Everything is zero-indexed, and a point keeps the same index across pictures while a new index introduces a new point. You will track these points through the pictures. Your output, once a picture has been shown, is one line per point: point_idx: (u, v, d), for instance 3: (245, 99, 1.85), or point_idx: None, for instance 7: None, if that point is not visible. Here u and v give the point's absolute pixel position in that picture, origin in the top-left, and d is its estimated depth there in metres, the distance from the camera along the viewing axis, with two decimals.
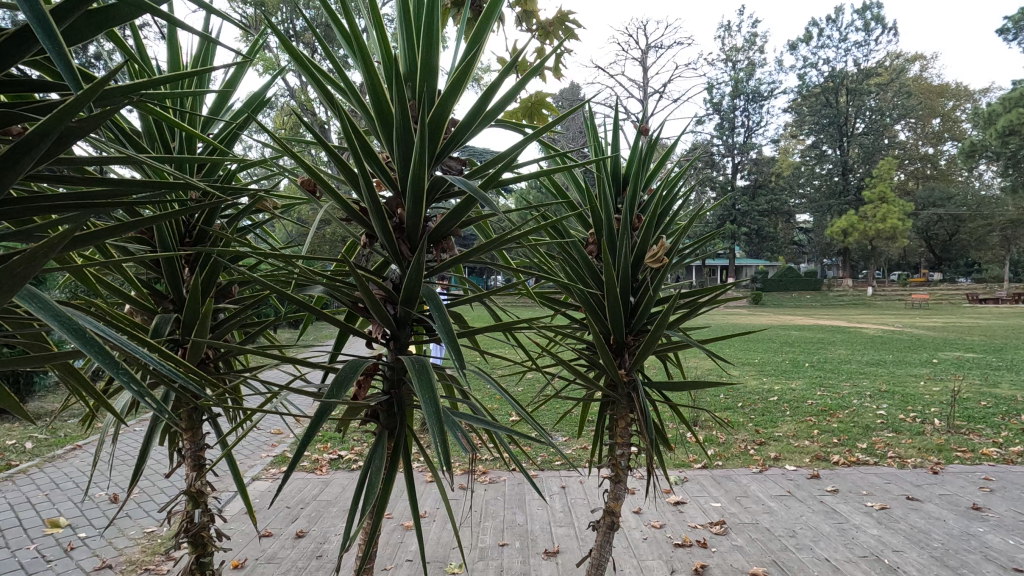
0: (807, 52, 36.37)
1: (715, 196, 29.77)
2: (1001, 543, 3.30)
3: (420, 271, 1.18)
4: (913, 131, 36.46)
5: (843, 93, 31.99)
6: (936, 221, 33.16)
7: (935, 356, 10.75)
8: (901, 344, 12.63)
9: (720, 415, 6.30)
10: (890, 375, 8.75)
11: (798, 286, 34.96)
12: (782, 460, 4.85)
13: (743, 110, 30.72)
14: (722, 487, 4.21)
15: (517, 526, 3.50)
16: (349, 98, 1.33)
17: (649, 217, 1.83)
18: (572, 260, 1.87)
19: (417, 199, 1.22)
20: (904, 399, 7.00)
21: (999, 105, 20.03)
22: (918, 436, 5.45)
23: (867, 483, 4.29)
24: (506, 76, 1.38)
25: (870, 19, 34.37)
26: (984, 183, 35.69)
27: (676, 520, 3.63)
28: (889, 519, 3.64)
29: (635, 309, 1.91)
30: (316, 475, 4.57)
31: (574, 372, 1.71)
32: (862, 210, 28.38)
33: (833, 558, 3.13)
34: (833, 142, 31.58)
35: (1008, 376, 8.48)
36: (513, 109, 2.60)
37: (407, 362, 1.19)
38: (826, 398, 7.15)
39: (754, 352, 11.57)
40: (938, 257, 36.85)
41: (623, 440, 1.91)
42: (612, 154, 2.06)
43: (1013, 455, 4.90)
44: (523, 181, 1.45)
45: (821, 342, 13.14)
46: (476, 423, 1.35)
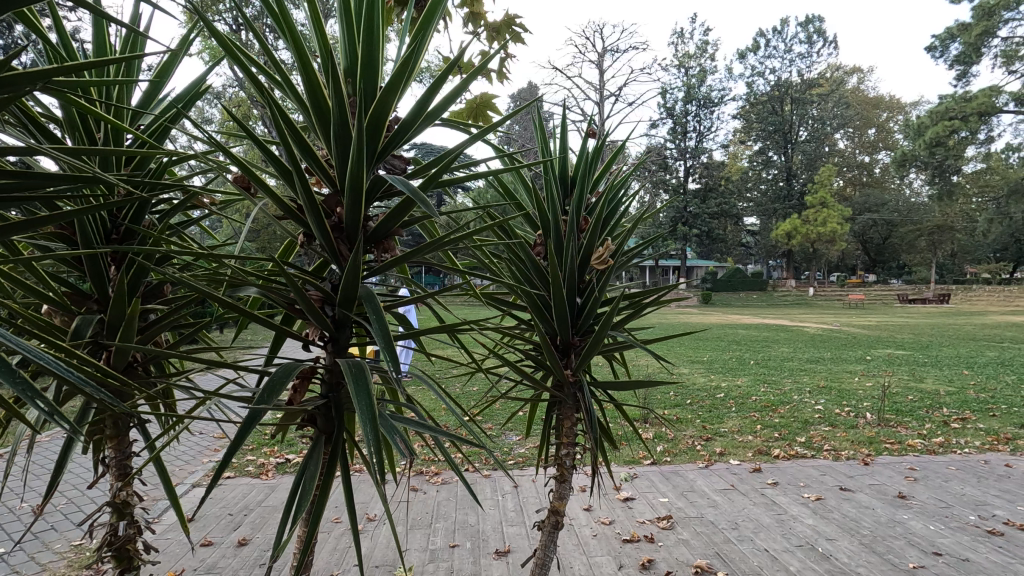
0: (755, 61, 37.66)
1: (668, 199, 30.64)
2: (923, 529, 3.52)
3: (358, 269, 1.15)
4: (851, 139, 38.40)
5: (788, 101, 33.27)
6: (872, 225, 35.18)
7: (869, 353, 11.38)
8: (837, 342, 13.33)
9: (668, 412, 6.46)
10: (828, 371, 9.21)
11: (746, 286, 36.34)
12: (726, 454, 5.03)
13: (695, 115, 31.52)
14: (669, 482, 4.33)
15: (468, 527, 3.48)
16: (286, 93, 1.28)
17: (595, 219, 1.85)
18: (517, 261, 1.87)
19: (355, 199, 1.20)
20: (839, 394, 7.39)
21: (928, 118, 21.63)
22: (851, 430, 5.74)
23: (805, 475, 4.49)
24: (447, 77, 1.37)
25: (813, 32, 35.94)
26: (914, 190, 38.02)
27: (624, 517, 3.70)
28: (824, 509, 3.82)
29: (581, 310, 1.91)
30: (261, 479, 4.43)
31: (520, 374, 1.72)
32: (805, 214, 29.73)
33: (771, 549, 3.26)
34: (778, 148, 33.00)
35: (933, 372, 9.07)
36: (458, 109, 2.60)
37: (343, 366, 1.16)
38: (767, 394, 7.47)
39: (703, 351, 11.93)
40: (874, 260, 39.05)
41: (568, 439, 1.92)
42: (559, 156, 2.08)
43: (935, 446, 5.24)
44: (468, 182, 1.44)
45: (764, 341, 13.68)
46: (418, 427, 1.34)
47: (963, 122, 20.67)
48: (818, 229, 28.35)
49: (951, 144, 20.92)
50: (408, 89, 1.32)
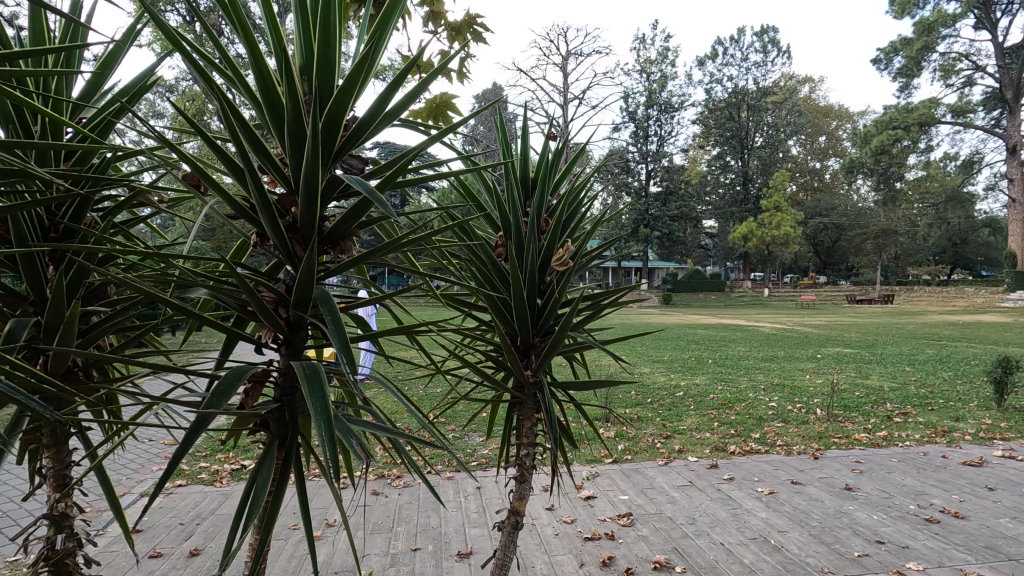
0: (713, 69, 38.70)
1: (630, 201, 31.19)
2: (868, 519, 3.69)
3: (313, 270, 1.12)
4: (804, 146, 39.87)
5: (745, 108, 34.26)
6: (822, 229, 36.72)
7: (820, 351, 11.86)
8: (789, 341, 13.85)
9: (629, 411, 6.57)
10: (782, 369, 9.55)
11: (705, 287, 37.35)
12: (685, 451, 5.15)
13: (657, 119, 32.19)
14: (630, 480, 4.41)
15: (430, 530, 3.45)
16: (238, 89, 1.25)
17: (556, 221, 1.87)
18: (477, 262, 1.87)
19: (311, 200, 1.17)
20: (792, 391, 7.67)
21: (873, 127, 22.75)
22: (803, 425, 5.97)
23: (759, 470, 4.64)
24: (407, 77, 1.36)
25: (768, 41, 37.17)
26: (861, 196, 39.86)
27: (586, 515, 3.75)
28: (776, 503, 3.96)
29: (541, 311, 1.92)
30: (215, 487, 4.28)
31: (481, 375, 1.72)
32: (760, 217, 30.81)
33: (727, 542, 3.36)
34: (735, 153, 34.03)
35: (878, 369, 9.53)
36: (418, 108, 2.59)
37: (297, 369, 1.13)
38: (725, 392, 7.70)
39: (663, 350, 12.20)
40: (824, 261, 40.72)
41: (528, 440, 1.93)
42: (519, 158, 2.10)
43: (879, 439, 5.51)
44: (428, 183, 1.43)
45: (721, 340, 14.07)
46: (375, 430, 1.32)
47: (906, 132, 21.81)
48: (772, 232, 29.46)
49: (894, 152, 22.09)
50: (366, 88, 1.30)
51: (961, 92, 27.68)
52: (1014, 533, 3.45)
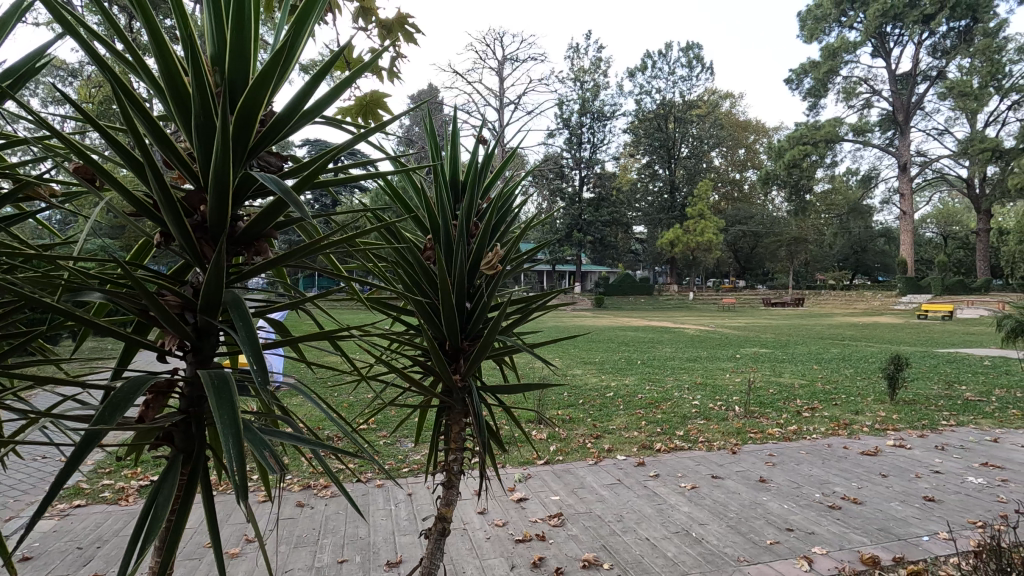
0: (643, 81, 40.23)
1: (564, 206, 31.95)
2: (779, 508, 3.94)
3: (221, 273, 1.06)
4: (725, 158, 42.12)
5: (672, 120, 35.90)
6: (741, 236, 39.09)
7: (739, 351, 12.58)
8: (711, 342, 14.60)
9: (561, 412, 6.69)
10: (705, 369, 10.04)
11: (634, 291, 38.67)
12: (614, 450, 5.30)
13: (589, 127, 33.01)
14: (561, 480, 4.48)
15: (359, 539, 3.35)
16: (139, 76, 1.16)
17: (485, 225, 1.87)
18: (405, 264, 1.84)
19: (221, 200, 1.11)
20: (713, 390, 8.09)
21: (786, 142, 24.63)
22: (723, 422, 6.30)
23: (682, 466, 4.84)
24: (327, 76, 1.32)
25: (693, 57, 39.12)
26: (776, 206, 42.74)
27: (518, 517, 3.77)
28: (698, 496, 4.16)
29: (470, 314, 1.91)
30: (120, 506, 3.95)
31: (408, 380, 1.69)
32: (685, 224, 32.43)
33: (652, 537, 3.48)
34: (663, 163, 35.65)
35: (790, 367, 10.24)
36: (347, 105, 2.52)
37: (204, 378, 1.06)
38: (652, 391, 7.99)
39: (595, 352, 12.52)
40: (743, 267, 43.32)
41: (456, 445, 1.90)
42: (448, 160, 2.09)
43: (790, 433, 5.91)
44: (348, 182, 1.38)
45: (650, 342, 14.61)
46: (291, 440, 1.27)
47: (814, 147, 23.88)
48: (697, 239, 31.07)
49: (804, 166, 24.04)
50: (281, 80, 1.25)
51: (861, 113, 30.37)
52: (904, 515, 3.79)
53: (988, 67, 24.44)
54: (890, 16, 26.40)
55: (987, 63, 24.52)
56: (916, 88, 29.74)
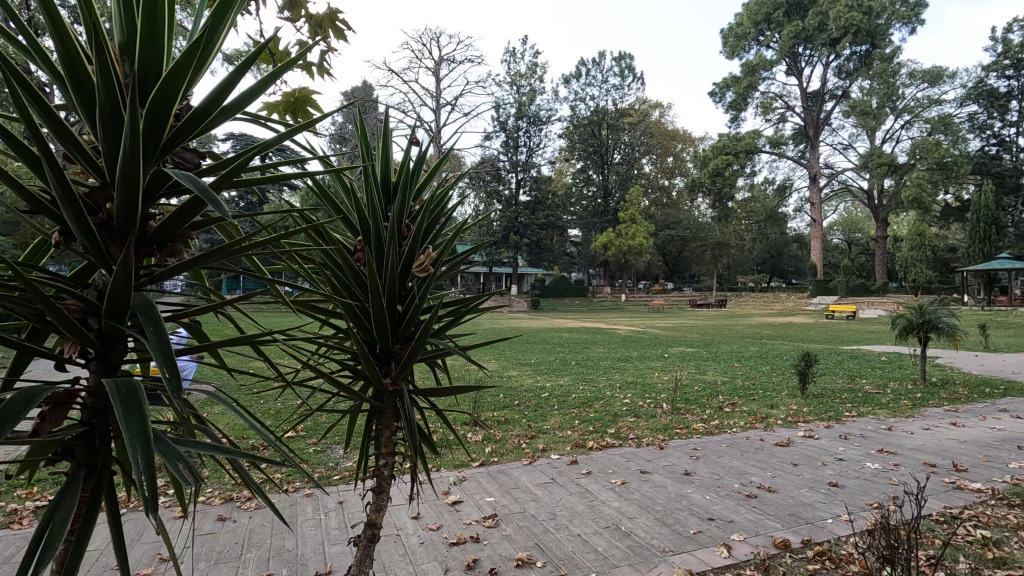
0: (577, 88, 41.23)
1: (501, 209, 32.17)
2: (702, 499, 4.15)
3: (131, 273, 0.99)
4: (654, 165, 43.75)
5: (605, 127, 37.05)
6: (670, 241, 40.88)
7: (667, 351, 13.14)
8: (641, 342, 15.12)
9: (496, 414, 6.72)
10: (636, 368, 10.41)
11: (569, 293, 39.42)
12: (548, 450, 5.38)
13: (526, 131, 33.42)
14: (495, 481, 4.51)
15: (286, 552, 3.21)
16: (32, 60, 1.07)
17: (416, 228, 1.85)
18: (332, 266, 1.80)
19: (129, 197, 1.05)
20: (642, 388, 8.40)
21: (710, 151, 26.08)
22: (651, 419, 6.55)
23: (613, 463, 5.00)
24: (249, 70, 1.28)
25: (625, 67, 40.52)
26: (701, 212, 44.99)
27: (452, 520, 3.75)
28: (627, 492, 4.31)
29: (402, 317, 1.89)
30: (12, 530, 3.58)
31: (337, 385, 1.66)
32: (618, 228, 33.50)
33: (583, 533, 3.57)
34: (596, 168, 36.70)
35: (713, 365, 10.80)
36: (273, 101, 2.44)
37: (109, 386, 1.00)
38: (585, 391, 8.19)
39: (530, 354, 12.67)
40: (672, 270, 45.26)
41: (387, 449, 1.86)
42: (380, 161, 2.06)
43: (712, 427, 6.24)
44: (269, 181, 1.34)
45: (583, 343, 14.96)
46: (206, 450, 1.21)
47: (735, 157, 25.41)
48: (628, 242, 32.21)
49: (726, 175, 25.56)
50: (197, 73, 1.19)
51: (777, 127, 32.57)
52: (812, 500, 4.09)
53: (885, 89, 26.92)
54: (802, 38, 28.50)
55: (884, 85, 27.00)
56: (824, 106, 32.20)
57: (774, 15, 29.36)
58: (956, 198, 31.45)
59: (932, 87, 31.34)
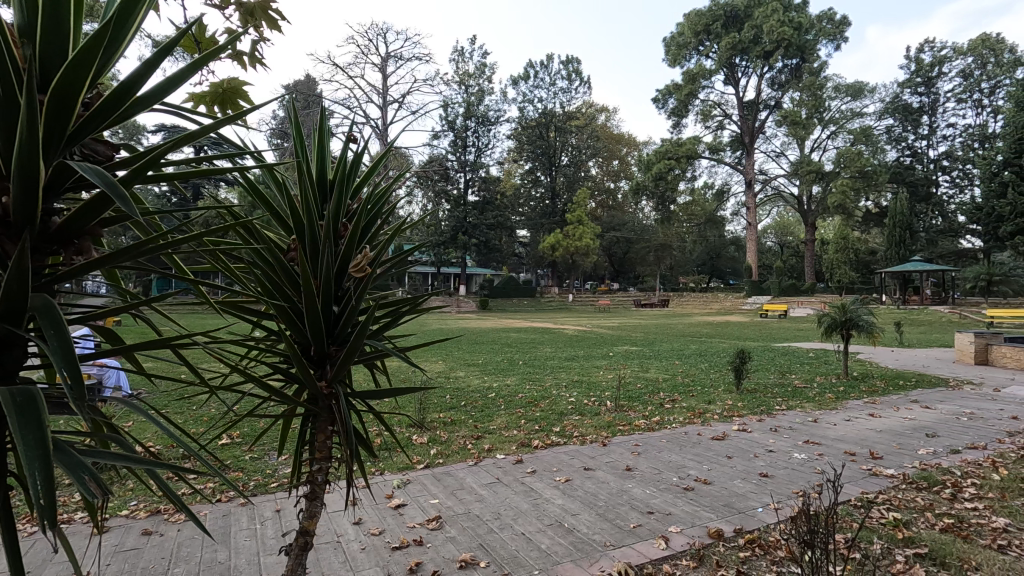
0: (525, 89, 41.54)
1: (449, 208, 32.05)
2: (641, 493, 4.27)
3: (24, 274, 0.93)
4: (600, 167, 44.61)
5: (552, 129, 37.48)
6: (616, 242, 41.83)
7: (612, 350, 13.42)
8: (587, 341, 15.40)
9: (443, 415, 6.68)
10: (581, 367, 10.58)
11: (517, 293, 39.63)
12: (494, 450, 5.39)
13: (474, 131, 33.38)
14: (441, 483, 4.47)
15: (217, 565, 3.06)
16: None
17: (353, 227, 1.82)
18: (261, 267, 1.74)
19: (26, 191, 0.97)
20: (587, 386, 8.56)
21: (654, 155, 26.92)
22: (595, 417, 6.68)
23: (557, 461, 5.06)
24: (169, 56, 1.22)
25: (572, 71, 41.20)
26: (645, 214, 46.30)
27: (395, 524, 3.70)
28: (571, 489, 4.38)
29: (338, 319, 1.84)
30: None
31: (268, 390, 1.61)
32: (566, 229, 34.01)
33: (527, 531, 3.60)
34: (544, 169, 37.14)
35: (655, 363, 11.13)
36: (200, 91, 2.34)
37: (7, 394, 0.93)
38: (531, 390, 8.27)
39: (478, 354, 12.65)
40: (617, 270, 46.32)
41: (322, 454, 1.81)
42: (315, 158, 2.01)
43: (653, 424, 6.43)
44: (187, 175, 1.27)
45: (530, 342, 15.07)
46: (117, 461, 1.14)
47: (676, 162, 26.40)
48: (576, 244, 32.78)
49: (668, 179, 26.49)
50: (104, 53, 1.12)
51: (715, 134, 33.95)
52: (743, 491, 4.29)
53: (813, 101, 28.58)
54: (739, 49, 29.89)
55: (812, 97, 28.64)
56: (759, 114, 33.80)
57: (713, 26, 30.63)
58: (875, 205, 33.84)
59: (854, 100, 33.53)
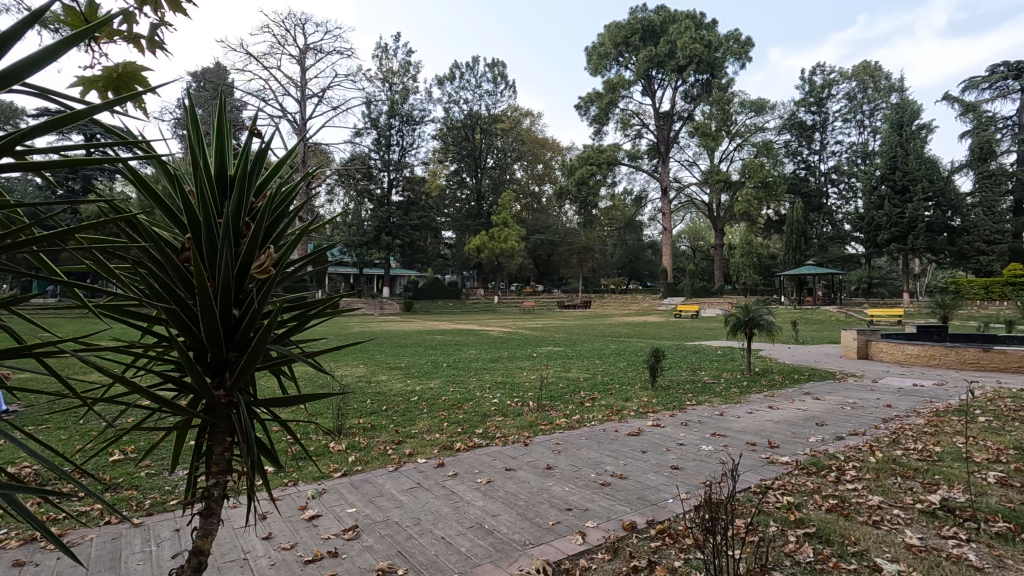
0: (451, 90, 41.37)
1: (372, 208, 31.30)
2: (561, 491, 4.36)
3: None
4: (525, 171, 45.16)
5: (478, 131, 37.59)
6: (541, 244, 42.61)
7: (535, 350, 13.64)
8: (511, 343, 15.55)
9: (362, 420, 6.49)
10: (506, 368, 10.67)
11: (442, 295, 39.42)
12: (415, 454, 5.31)
13: (398, 130, 32.75)
14: (358, 491, 4.33)
15: None
16: None
17: (257, 224, 1.71)
18: (150, 266, 1.61)
19: None
20: (510, 388, 8.64)
21: (577, 161, 27.71)
22: (518, 417, 6.76)
23: (479, 462, 5.07)
24: (36, 29, 1.08)
25: (498, 75, 41.51)
26: (568, 218, 47.51)
27: (308, 537, 3.54)
28: (492, 490, 4.40)
29: (237, 324, 1.73)
30: None
31: (158, 400, 1.49)
32: (491, 231, 34.21)
33: (447, 535, 3.57)
34: (469, 171, 37.28)
35: (577, 363, 11.43)
36: (90, 75, 2.13)
37: None
38: (454, 393, 8.23)
39: (401, 357, 12.41)
40: (542, 272, 47.22)
41: (219, 468, 1.69)
42: (216, 152, 1.89)
43: (573, 422, 6.60)
44: (52, 166, 1.14)
45: (455, 345, 14.99)
46: None
47: (598, 168, 27.33)
48: (500, 246, 33.03)
49: (590, 184, 27.42)
50: None
51: (634, 142, 35.52)
52: (656, 482, 4.50)
53: (721, 114, 30.53)
54: (655, 62, 31.41)
55: (720, 111, 30.55)
56: (673, 125, 35.67)
57: (631, 39, 32.03)
58: (776, 213, 36.73)
59: (757, 116, 36.19)
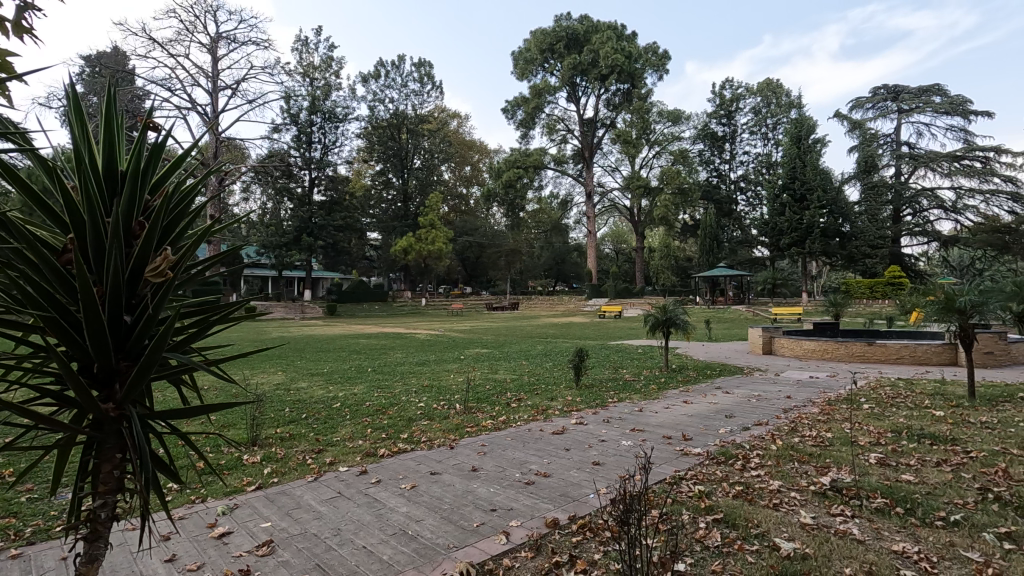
0: (376, 88, 40.41)
1: (292, 208, 29.98)
2: (485, 492, 4.38)
3: None
4: (452, 172, 44.88)
5: (404, 131, 36.88)
6: (468, 246, 42.48)
7: (463, 353, 13.60)
8: (439, 346, 15.37)
9: (280, 430, 6.20)
10: (432, 372, 10.53)
11: (367, 298, 38.38)
12: (336, 463, 5.14)
13: (320, 127, 31.42)
14: (274, 504, 4.13)
15: None
16: None
17: (152, 221, 1.60)
18: (26, 267, 1.46)
19: None
20: (437, 391, 8.55)
21: (504, 164, 27.92)
22: (444, 421, 6.70)
23: (404, 468, 4.99)
24: None
25: (424, 75, 41.10)
26: (496, 220, 47.74)
27: (217, 556, 3.34)
28: (416, 495, 4.33)
29: (129, 331, 1.60)
30: None
31: (32, 415, 1.34)
32: (418, 233, 33.67)
33: (368, 544, 3.48)
34: (395, 171, 36.61)
35: (504, 364, 11.50)
36: None
37: None
38: (378, 398, 8.03)
39: (323, 362, 11.95)
40: (470, 274, 47.10)
41: (106, 487, 1.54)
42: (104, 144, 1.74)
43: (500, 423, 6.65)
44: None
45: (381, 348, 14.66)
46: None
47: (524, 171, 27.66)
48: (428, 247, 32.58)
49: (517, 187, 27.68)
50: None
51: (559, 146, 36.29)
52: (578, 479, 4.62)
53: (641, 122, 31.90)
54: (579, 70, 32.27)
55: (639, 119, 31.84)
56: (596, 132, 36.79)
57: (556, 46, 32.76)
58: (691, 218, 38.81)
59: (674, 125, 38.09)
